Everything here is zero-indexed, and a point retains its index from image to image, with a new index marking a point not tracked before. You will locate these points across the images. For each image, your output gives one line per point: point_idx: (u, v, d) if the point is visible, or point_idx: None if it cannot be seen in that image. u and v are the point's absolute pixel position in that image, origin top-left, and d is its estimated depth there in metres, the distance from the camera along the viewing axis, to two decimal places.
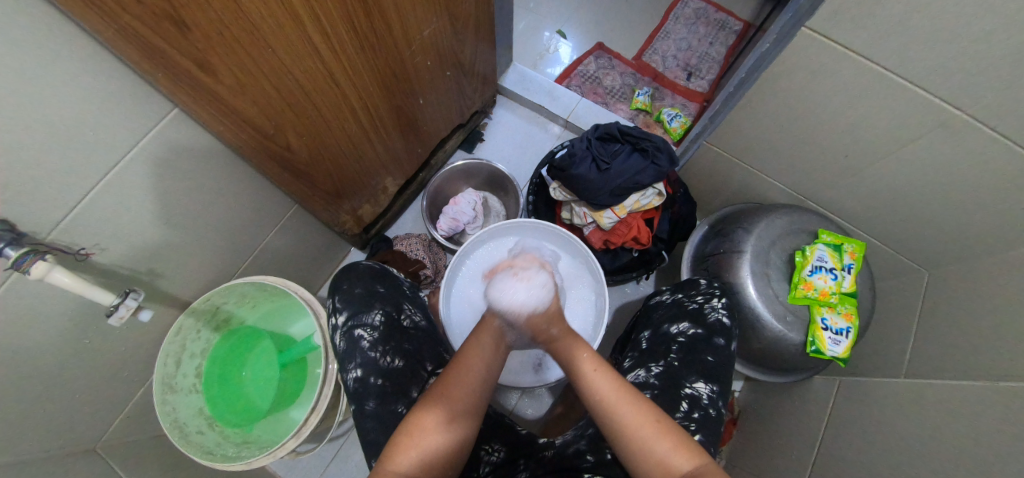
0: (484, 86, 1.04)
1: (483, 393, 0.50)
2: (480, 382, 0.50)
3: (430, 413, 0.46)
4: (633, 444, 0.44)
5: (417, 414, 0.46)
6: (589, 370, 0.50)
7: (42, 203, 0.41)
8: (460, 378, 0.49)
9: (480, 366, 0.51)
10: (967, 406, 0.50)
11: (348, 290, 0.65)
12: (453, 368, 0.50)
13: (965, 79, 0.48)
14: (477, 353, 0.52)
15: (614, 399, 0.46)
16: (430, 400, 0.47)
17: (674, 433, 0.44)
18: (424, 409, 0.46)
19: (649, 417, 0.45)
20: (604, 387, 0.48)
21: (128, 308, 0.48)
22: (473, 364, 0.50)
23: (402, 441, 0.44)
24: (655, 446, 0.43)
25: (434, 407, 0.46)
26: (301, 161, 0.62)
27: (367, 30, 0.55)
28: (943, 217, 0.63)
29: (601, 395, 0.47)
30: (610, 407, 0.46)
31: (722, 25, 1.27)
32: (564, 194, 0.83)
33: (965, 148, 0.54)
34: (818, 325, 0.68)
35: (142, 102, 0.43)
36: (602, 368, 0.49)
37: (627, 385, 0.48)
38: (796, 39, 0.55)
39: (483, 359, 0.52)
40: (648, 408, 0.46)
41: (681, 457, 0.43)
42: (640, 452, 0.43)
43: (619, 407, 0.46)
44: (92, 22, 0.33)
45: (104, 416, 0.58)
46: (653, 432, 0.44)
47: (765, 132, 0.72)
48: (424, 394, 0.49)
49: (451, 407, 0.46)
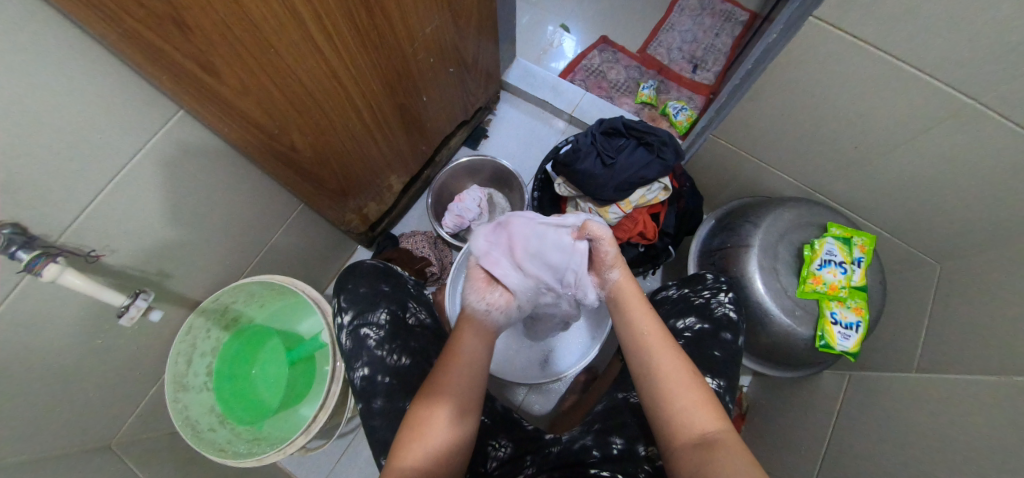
0: (487, 82, 1.04)
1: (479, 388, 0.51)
2: (476, 369, 0.52)
3: (433, 409, 0.48)
4: (663, 387, 0.46)
5: (422, 411, 0.48)
6: (638, 311, 0.53)
7: (52, 206, 0.41)
8: (459, 370, 0.51)
9: (476, 357, 0.52)
10: (980, 400, 0.49)
11: (353, 290, 0.65)
12: (446, 362, 0.51)
13: (979, 67, 0.47)
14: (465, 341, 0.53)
15: (655, 340, 0.50)
16: (431, 394, 0.49)
17: (704, 390, 0.46)
18: (427, 404, 0.48)
19: (683, 368, 0.47)
20: (648, 328, 0.51)
21: (138, 308, 0.49)
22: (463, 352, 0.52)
23: (409, 436, 0.46)
24: (685, 395, 0.45)
25: (436, 401, 0.48)
26: (306, 162, 0.62)
27: (369, 28, 0.55)
28: (956, 209, 0.61)
29: (644, 333, 0.51)
30: (650, 348, 0.49)
31: (728, 16, 1.25)
32: (568, 190, 0.83)
33: (979, 138, 0.53)
34: (827, 320, 0.67)
35: (147, 104, 0.44)
36: (648, 310, 0.53)
37: (668, 335, 0.51)
38: (803, 29, 0.54)
39: (474, 349, 0.53)
40: (684, 361, 0.48)
41: (705, 415, 0.44)
42: (667, 395, 0.46)
43: (660, 349, 0.49)
44: (96, 26, 0.34)
45: (118, 415, 0.59)
46: (683, 381, 0.46)
47: (772, 124, 0.71)
48: (421, 390, 0.50)
49: (454, 402, 0.48)
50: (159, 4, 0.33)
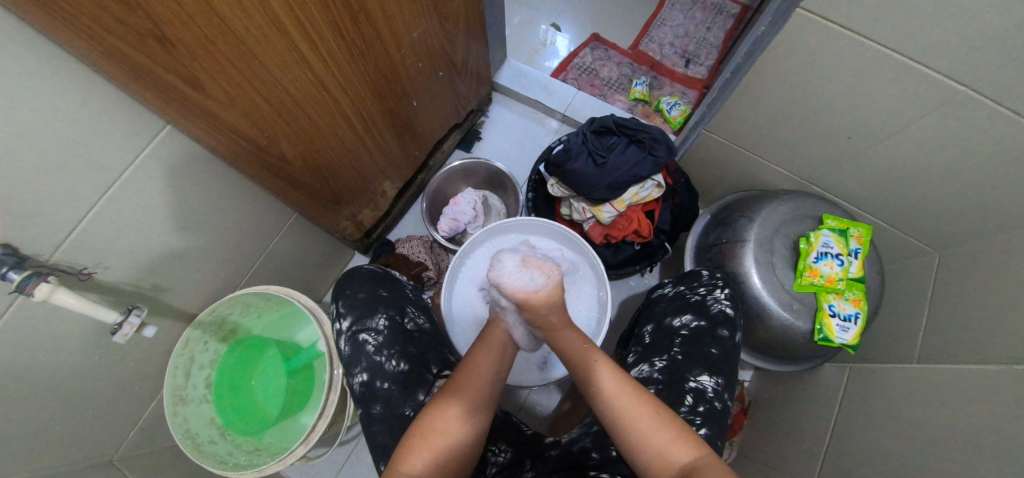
0: (478, 84, 1.04)
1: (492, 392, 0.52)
2: (490, 383, 0.53)
3: (445, 410, 0.48)
4: (629, 433, 0.45)
5: (433, 411, 0.48)
6: (592, 362, 0.52)
7: (42, 226, 0.41)
8: (470, 375, 0.52)
9: (488, 368, 0.54)
10: (981, 390, 0.49)
11: (351, 295, 0.65)
12: (460, 372, 0.53)
13: (968, 54, 0.46)
14: (482, 353, 0.56)
15: (613, 388, 0.49)
16: (449, 393, 0.49)
17: (675, 426, 0.45)
18: (436, 406, 0.48)
19: (650, 409, 0.47)
20: (603, 377, 0.50)
21: (132, 324, 0.50)
22: (479, 368, 0.54)
23: (420, 439, 0.45)
24: (653, 436, 0.44)
25: (445, 402, 0.48)
26: (297, 171, 0.62)
27: (354, 35, 0.55)
28: (951, 196, 0.61)
29: (601, 385, 0.50)
30: (611, 397, 0.48)
31: (719, 9, 1.24)
32: (562, 190, 0.82)
33: (972, 125, 0.52)
34: (826, 312, 0.67)
35: (133, 120, 0.44)
36: (601, 358, 0.52)
37: (627, 378, 0.50)
38: (791, 22, 0.54)
39: (492, 359, 0.56)
40: (649, 400, 0.47)
41: (681, 450, 0.44)
42: (639, 441, 0.45)
43: (621, 397, 0.48)
44: (76, 45, 0.34)
45: (119, 429, 0.60)
46: (652, 423, 0.45)
47: (764, 117, 0.70)
48: (442, 388, 0.51)
49: (467, 401, 0.49)
50: (138, 20, 0.33)
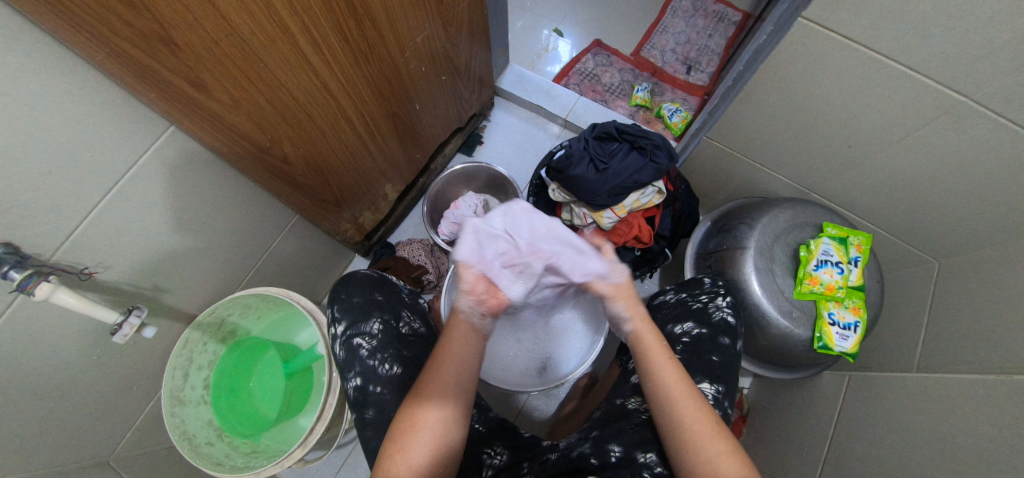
0: (480, 88, 1.04)
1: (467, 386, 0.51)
2: (459, 375, 0.51)
3: (418, 412, 0.47)
4: (686, 439, 0.45)
5: (406, 415, 0.47)
6: (658, 359, 0.52)
7: (45, 224, 0.41)
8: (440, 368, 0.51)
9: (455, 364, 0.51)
10: (981, 399, 0.49)
11: (346, 299, 0.65)
12: (430, 371, 0.50)
13: (969, 64, 0.47)
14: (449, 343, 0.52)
15: (679, 389, 0.49)
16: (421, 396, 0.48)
17: (729, 439, 0.45)
18: (410, 408, 0.48)
19: (710, 418, 0.47)
20: (670, 378, 0.50)
21: (132, 325, 0.50)
22: (443, 360, 0.51)
23: (394, 444, 0.46)
24: (709, 444, 0.44)
25: (421, 404, 0.48)
26: (298, 173, 0.62)
27: (359, 39, 0.55)
28: (951, 207, 0.61)
29: (668, 386, 0.50)
30: (674, 397, 0.48)
31: (721, 17, 1.25)
32: (563, 195, 0.83)
33: (974, 135, 0.53)
34: (826, 320, 0.67)
35: (137, 120, 0.44)
36: (668, 358, 0.52)
37: (695, 387, 0.50)
38: (794, 30, 0.54)
39: (459, 355, 0.52)
40: (708, 409, 0.48)
41: (729, 466, 0.43)
42: (692, 445, 0.45)
43: (683, 398, 0.48)
44: (84, 48, 0.34)
45: (115, 428, 0.59)
46: (708, 432, 0.45)
47: (766, 124, 0.70)
48: (412, 389, 0.50)
49: (442, 405, 0.48)
50: (146, 22, 0.33)
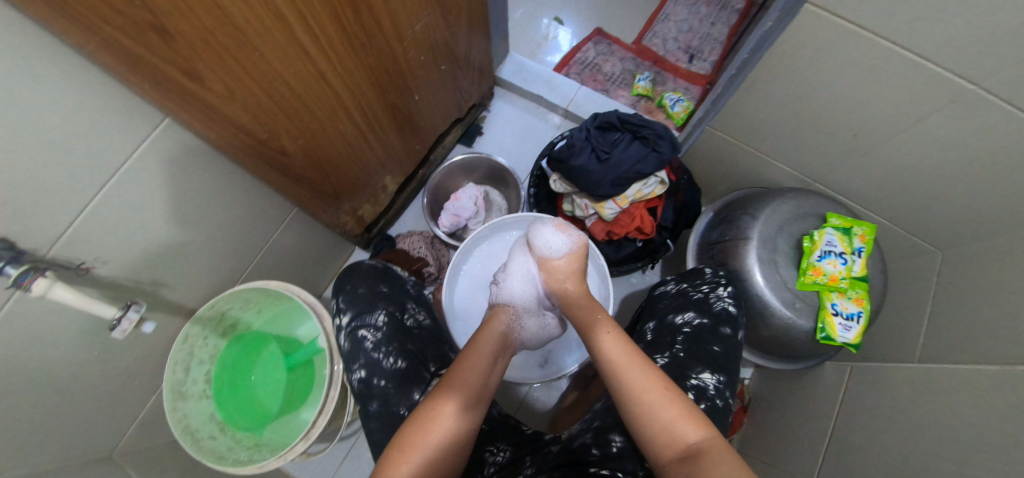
0: (480, 78, 1.02)
1: (482, 393, 0.51)
2: (479, 385, 0.51)
3: (428, 416, 0.46)
4: (639, 405, 0.45)
5: (414, 423, 0.46)
6: (603, 335, 0.53)
7: (39, 220, 0.41)
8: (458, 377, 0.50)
9: (477, 371, 0.52)
10: (983, 389, 0.49)
11: (352, 291, 0.65)
12: (450, 372, 0.51)
13: (979, 52, 0.46)
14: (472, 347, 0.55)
15: (625, 360, 0.49)
16: (434, 397, 0.48)
17: (681, 401, 0.45)
18: (425, 409, 0.47)
19: (656, 382, 0.46)
20: (615, 351, 0.50)
21: (131, 320, 0.49)
22: (467, 367, 0.52)
23: (399, 456, 0.44)
24: (662, 410, 0.44)
25: (433, 406, 0.47)
26: (297, 165, 0.61)
27: (356, 27, 0.54)
28: (955, 196, 0.61)
29: (613, 361, 0.50)
30: (618, 369, 0.48)
31: (724, 4, 1.23)
32: (564, 186, 0.82)
33: (981, 124, 0.52)
34: (828, 311, 0.67)
35: (130, 113, 0.43)
36: (611, 332, 0.53)
37: (637, 353, 0.50)
38: (799, 17, 0.53)
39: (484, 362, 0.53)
40: (656, 373, 0.47)
41: (688, 427, 0.43)
42: (646, 414, 0.44)
43: (628, 369, 0.48)
44: (73, 36, 0.33)
45: (119, 422, 0.60)
46: (659, 396, 0.45)
47: (770, 113, 0.69)
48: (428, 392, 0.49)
49: (453, 404, 0.48)
50: (138, 11, 0.32)
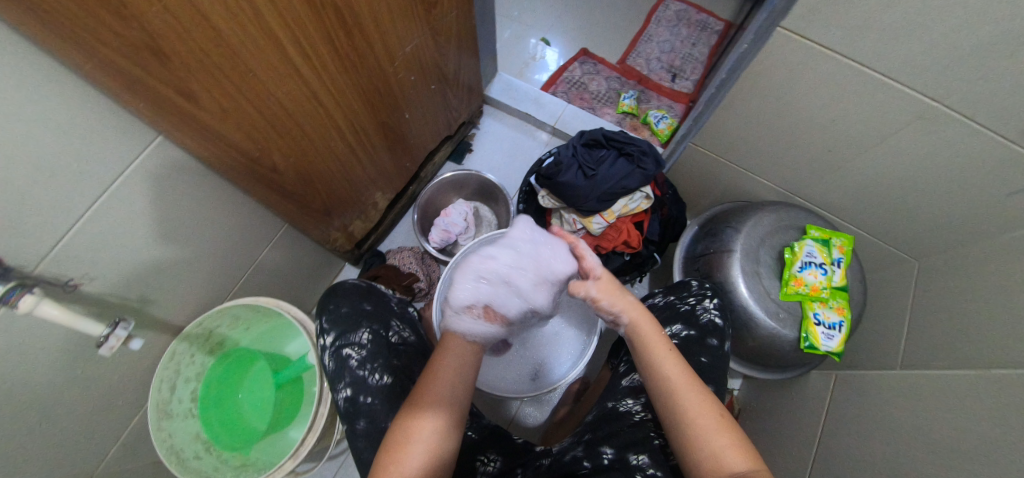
0: (469, 96, 1.05)
1: (459, 400, 0.50)
2: (453, 391, 0.50)
3: (408, 425, 0.46)
4: (690, 429, 0.45)
5: (397, 431, 0.46)
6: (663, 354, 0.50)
7: (28, 236, 0.41)
8: (432, 391, 0.49)
9: (449, 381, 0.51)
10: (962, 394, 0.50)
11: (335, 310, 0.65)
12: (426, 381, 0.51)
13: (939, 72, 0.49)
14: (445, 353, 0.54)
15: (681, 383, 0.47)
16: (414, 407, 0.48)
17: (733, 428, 0.45)
18: (405, 419, 0.47)
19: (712, 410, 0.46)
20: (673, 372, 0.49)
21: (118, 337, 0.49)
22: (439, 371, 0.52)
23: (387, 458, 0.45)
24: (714, 436, 0.44)
25: (414, 416, 0.47)
26: (288, 183, 0.62)
27: (348, 49, 0.56)
28: (926, 208, 0.64)
29: (670, 381, 0.48)
30: (675, 391, 0.47)
31: (704, 26, 1.29)
32: (552, 201, 0.83)
33: (946, 139, 0.55)
34: (811, 321, 0.68)
35: (126, 130, 0.44)
36: (672, 353, 0.51)
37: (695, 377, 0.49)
38: (772, 39, 0.56)
39: (454, 366, 0.53)
40: (712, 400, 0.47)
41: (736, 456, 0.42)
42: (697, 440, 0.44)
43: (685, 391, 0.47)
44: (70, 57, 0.34)
45: (101, 443, 0.58)
46: (713, 424, 0.44)
47: (749, 131, 0.72)
48: (405, 402, 0.49)
49: (433, 414, 0.47)
50: (135, 33, 0.34)
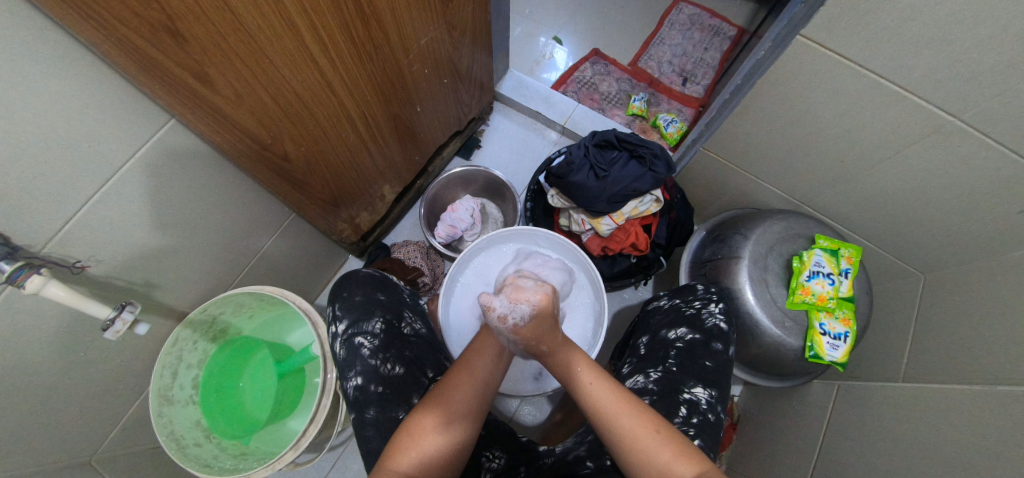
0: (480, 93, 1.05)
1: (478, 402, 0.50)
2: (482, 386, 0.51)
3: (422, 417, 0.46)
4: (632, 455, 0.43)
5: (410, 422, 0.46)
6: (589, 381, 0.49)
7: (36, 216, 0.40)
8: (459, 385, 0.49)
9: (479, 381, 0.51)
10: (965, 409, 0.50)
11: (348, 298, 0.64)
12: (455, 375, 0.51)
13: (957, 87, 0.49)
14: (477, 356, 0.53)
15: (612, 408, 0.46)
16: (430, 401, 0.48)
17: (674, 439, 0.44)
18: (420, 413, 0.47)
19: (648, 425, 0.45)
20: (603, 397, 0.47)
21: (124, 321, 0.48)
22: (474, 366, 0.52)
23: (403, 441, 0.45)
24: (657, 452, 0.43)
25: (430, 409, 0.47)
26: (298, 171, 0.62)
27: (364, 38, 0.56)
28: (936, 222, 0.64)
29: (601, 408, 0.47)
30: (608, 417, 0.46)
31: (717, 31, 1.28)
32: (561, 201, 0.83)
33: (961, 154, 0.55)
34: (817, 330, 0.68)
35: (142, 113, 0.44)
36: (599, 378, 0.49)
37: (625, 395, 0.48)
38: (790, 48, 0.56)
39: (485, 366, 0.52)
40: (648, 415, 0.46)
41: (683, 465, 0.42)
42: (641, 464, 0.43)
43: (618, 416, 0.45)
44: (89, 35, 0.33)
45: (100, 427, 0.58)
46: (652, 440, 0.44)
47: (761, 138, 0.72)
48: (425, 396, 0.49)
49: (446, 409, 0.47)
50: (154, 12, 0.33)
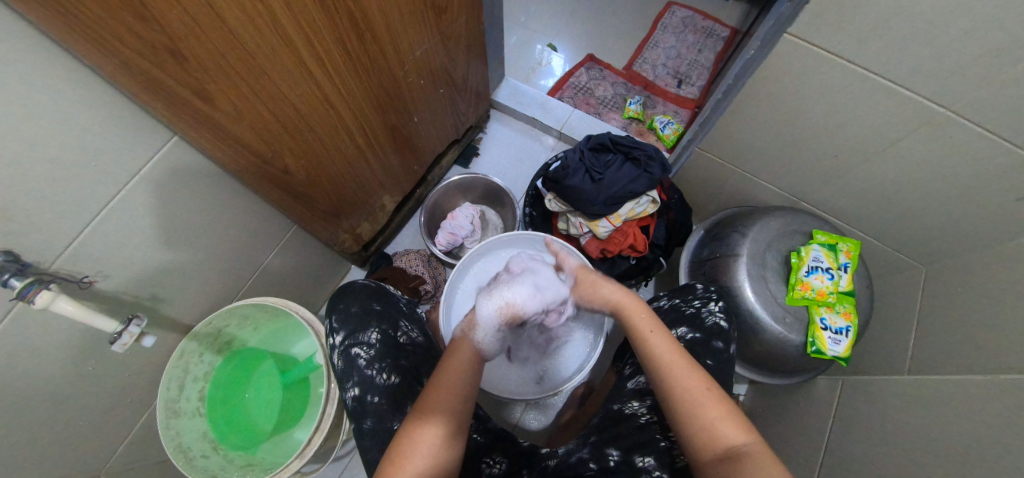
0: (477, 101, 1.06)
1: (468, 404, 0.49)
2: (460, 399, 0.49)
3: (415, 427, 0.45)
4: (682, 407, 0.45)
5: (407, 430, 0.45)
6: (648, 330, 0.51)
7: (45, 233, 0.42)
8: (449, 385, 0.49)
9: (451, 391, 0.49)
10: (970, 400, 0.50)
11: (345, 309, 0.65)
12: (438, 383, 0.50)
13: (945, 78, 0.49)
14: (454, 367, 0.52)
15: (668, 358, 0.48)
16: (420, 413, 0.47)
17: (722, 401, 0.44)
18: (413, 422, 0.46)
19: (702, 384, 0.45)
20: (661, 348, 0.49)
21: (131, 334, 0.49)
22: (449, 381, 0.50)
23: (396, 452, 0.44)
24: (704, 411, 0.44)
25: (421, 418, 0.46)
26: (298, 184, 0.63)
27: (360, 52, 0.57)
28: (933, 214, 0.64)
29: (657, 357, 0.49)
30: (665, 367, 0.47)
31: (709, 33, 1.30)
32: (559, 205, 0.84)
33: (953, 144, 0.55)
34: (818, 325, 0.68)
35: (147, 130, 0.45)
36: (660, 330, 0.51)
37: (682, 352, 0.49)
38: (779, 46, 0.57)
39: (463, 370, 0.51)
40: (701, 375, 0.46)
41: (728, 428, 0.42)
42: (688, 415, 0.44)
43: (674, 367, 0.47)
44: (93, 57, 0.34)
45: (108, 441, 0.58)
46: (702, 397, 0.44)
47: (755, 136, 0.73)
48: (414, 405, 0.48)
49: (440, 418, 0.46)
50: (154, 33, 0.34)
